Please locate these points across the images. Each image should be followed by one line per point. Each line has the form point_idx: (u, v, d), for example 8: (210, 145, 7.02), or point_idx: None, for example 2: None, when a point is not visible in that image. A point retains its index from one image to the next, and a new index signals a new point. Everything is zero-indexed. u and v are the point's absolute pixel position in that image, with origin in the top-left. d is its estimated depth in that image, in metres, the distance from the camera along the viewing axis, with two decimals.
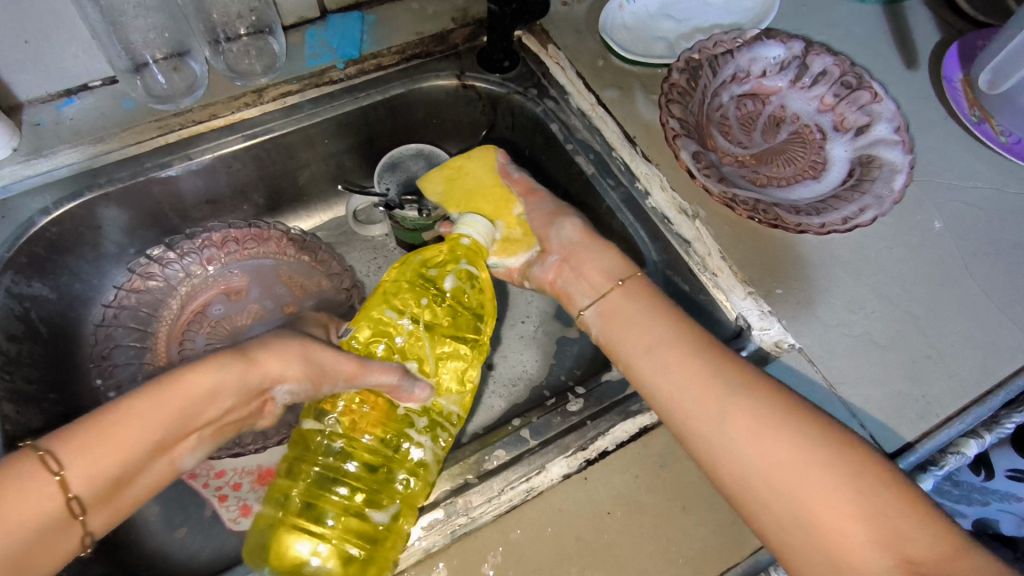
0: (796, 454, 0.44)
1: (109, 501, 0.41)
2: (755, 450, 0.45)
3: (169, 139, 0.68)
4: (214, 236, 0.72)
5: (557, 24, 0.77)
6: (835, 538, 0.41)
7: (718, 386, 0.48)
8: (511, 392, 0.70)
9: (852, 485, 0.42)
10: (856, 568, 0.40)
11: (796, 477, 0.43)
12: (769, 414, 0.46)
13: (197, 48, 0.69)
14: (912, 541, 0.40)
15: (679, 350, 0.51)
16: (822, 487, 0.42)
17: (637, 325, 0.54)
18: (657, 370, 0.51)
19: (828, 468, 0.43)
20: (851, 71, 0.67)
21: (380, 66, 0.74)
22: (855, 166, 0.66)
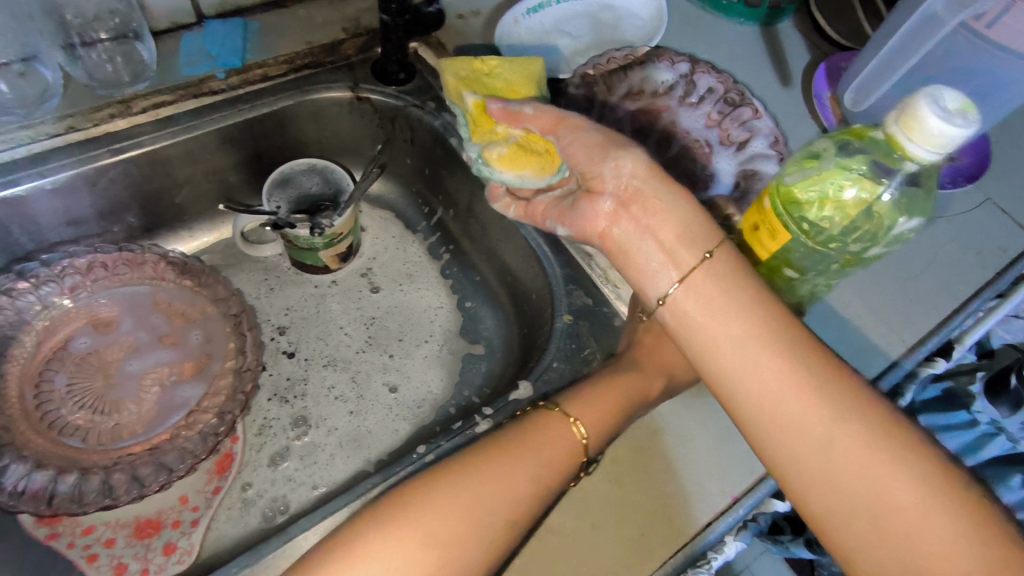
0: (918, 491, 0.38)
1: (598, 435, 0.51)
2: (856, 477, 0.39)
3: (17, 154, 0.60)
4: (77, 262, 0.64)
5: (453, 37, 0.76)
6: None
7: (829, 411, 0.40)
8: (416, 414, 0.70)
9: (980, 550, 0.36)
10: None
11: (921, 520, 0.37)
12: (886, 449, 0.39)
13: (46, 52, 0.62)
14: None
15: (775, 360, 0.42)
16: (954, 547, 0.37)
17: (722, 320, 0.44)
18: (745, 370, 0.42)
19: (938, 519, 0.37)
20: (734, 88, 0.72)
21: (267, 76, 0.70)
22: (740, 179, 0.69)
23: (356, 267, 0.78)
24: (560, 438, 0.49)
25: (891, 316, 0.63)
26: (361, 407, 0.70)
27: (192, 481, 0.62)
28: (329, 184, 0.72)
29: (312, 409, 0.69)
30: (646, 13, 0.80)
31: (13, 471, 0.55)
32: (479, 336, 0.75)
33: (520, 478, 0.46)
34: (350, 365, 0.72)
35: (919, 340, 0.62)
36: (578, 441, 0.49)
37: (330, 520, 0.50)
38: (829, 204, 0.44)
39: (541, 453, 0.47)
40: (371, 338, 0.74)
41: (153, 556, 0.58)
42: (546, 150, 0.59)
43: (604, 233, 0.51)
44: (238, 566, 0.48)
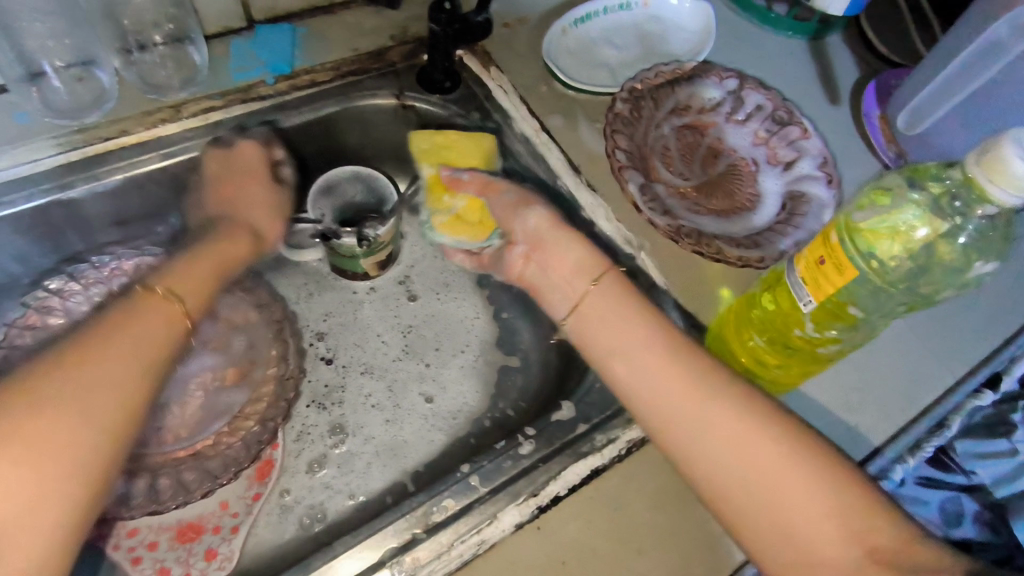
0: (796, 465, 0.46)
1: (165, 307, 0.56)
2: (743, 464, 0.47)
3: (72, 156, 0.60)
4: (124, 264, 0.66)
5: (501, 46, 0.76)
6: (807, 529, 0.45)
7: (705, 396, 0.49)
8: (451, 425, 0.70)
9: (826, 495, 0.45)
10: (823, 550, 0.44)
11: (796, 489, 0.45)
12: (750, 416, 0.48)
13: (105, 58, 0.64)
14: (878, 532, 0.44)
15: (670, 376, 0.50)
16: (823, 506, 0.45)
17: (626, 348, 0.52)
18: (635, 371, 0.51)
19: (797, 468, 0.46)
20: (782, 106, 0.71)
21: (314, 82, 0.69)
22: (786, 200, 0.68)
23: (394, 275, 0.78)
24: (156, 310, 0.55)
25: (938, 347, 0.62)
26: (397, 416, 0.70)
27: (233, 487, 0.63)
28: (373, 193, 0.72)
29: (349, 417, 0.69)
30: (695, 26, 0.79)
31: None
32: (515, 348, 0.75)
33: (113, 363, 0.50)
34: (385, 373, 0.72)
35: (964, 373, 0.62)
36: (178, 313, 0.56)
37: (377, 537, 0.50)
38: (902, 238, 0.43)
39: (133, 331, 0.53)
40: (407, 347, 0.74)
41: (194, 561, 0.59)
42: (481, 221, 0.68)
43: (521, 276, 0.61)
44: None
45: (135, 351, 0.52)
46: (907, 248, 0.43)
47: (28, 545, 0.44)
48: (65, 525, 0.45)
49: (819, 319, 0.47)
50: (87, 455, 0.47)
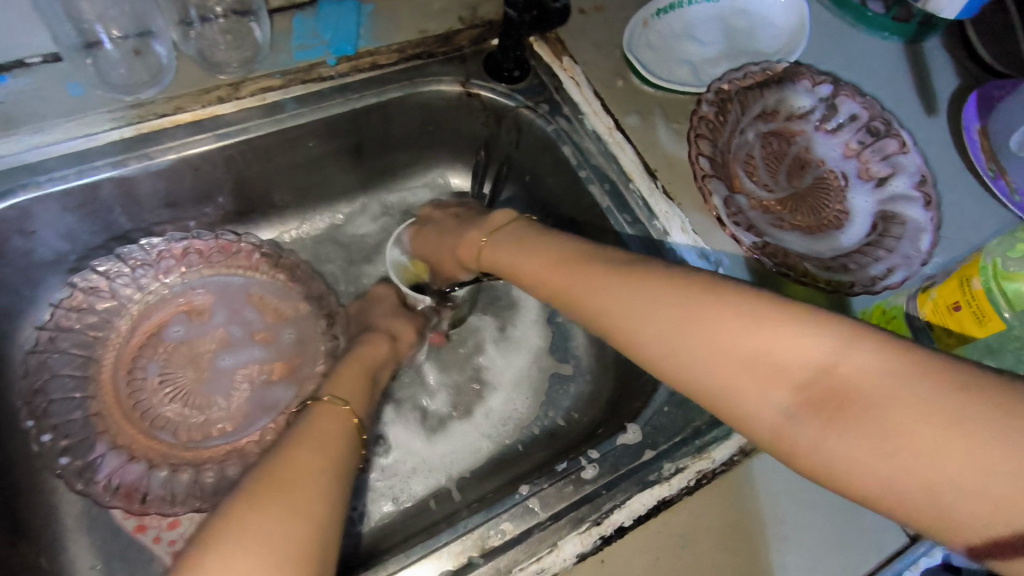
0: (703, 317, 0.41)
1: (343, 416, 0.50)
2: (645, 335, 0.43)
3: (125, 133, 0.57)
4: (174, 247, 0.64)
5: (575, 35, 0.70)
6: (729, 389, 0.39)
7: (591, 279, 0.47)
8: (499, 433, 0.67)
9: (731, 333, 0.39)
10: (752, 413, 0.38)
11: (699, 350, 0.40)
12: (647, 285, 0.44)
13: (163, 28, 0.60)
14: (793, 365, 0.38)
15: (572, 281, 0.49)
16: (738, 363, 0.39)
17: (538, 256, 0.52)
18: (534, 261, 0.53)
19: (703, 315, 0.41)
20: (880, 116, 0.65)
21: (376, 65, 0.65)
22: (877, 220, 0.63)
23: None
24: (331, 416, 0.50)
25: None
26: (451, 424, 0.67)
27: None
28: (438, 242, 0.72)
29: (397, 414, 0.67)
30: (785, 22, 0.73)
31: (108, 462, 0.54)
32: (568, 355, 0.71)
33: (307, 454, 0.44)
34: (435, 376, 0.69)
35: None
36: (346, 412, 0.51)
37: (429, 560, 0.47)
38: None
39: (322, 435, 0.47)
40: (459, 354, 0.71)
41: None
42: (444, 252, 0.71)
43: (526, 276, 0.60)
44: None
45: (329, 453, 0.45)
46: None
47: None
48: None
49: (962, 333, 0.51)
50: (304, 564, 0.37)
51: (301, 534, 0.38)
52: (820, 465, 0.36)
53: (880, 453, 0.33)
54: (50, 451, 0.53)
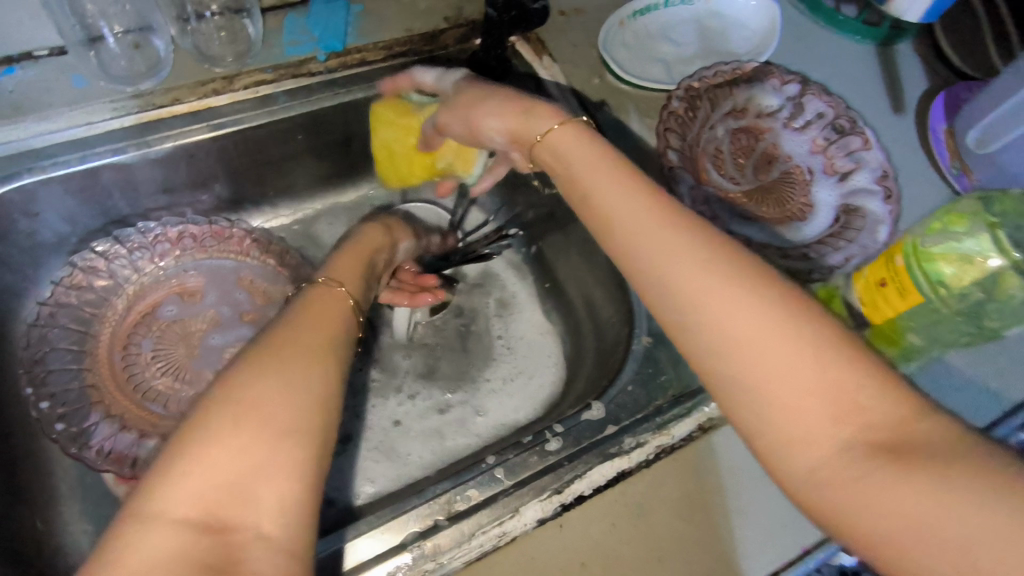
0: (793, 342, 0.37)
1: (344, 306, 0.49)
2: (729, 332, 0.38)
3: (124, 122, 0.61)
4: (169, 231, 0.67)
5: (554, 35, 0.74)
6: (780, 408, 0.36)
7: (680, 247, 0.41)
8: (475, 426, 0.69)
9: (811, 357, 0.36)
10: (804, 438, 0.35)
11: (786, 367, 0.36)
12: (739, 279, 0.39)
13: (162, 25, 0.64)
14: (871, 411, 0.35)
15: (666, 237, 0.42)
16: (808, 387, 0.36)
17: (620, 197, 0.45)
18: (612, 201, 0.45)
19: (790, 335, 0.37)
20: (845, 114, 0.67)
21: (364, 61, 0.69)
22: (840, 213, 0.65)
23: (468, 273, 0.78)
24: (331, 301, 0.49)
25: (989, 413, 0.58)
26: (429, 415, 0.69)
27: None
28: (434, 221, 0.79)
29: (387, 398, 0.69)
30: (758, 24, 0.76)
31: (100, 430, 0.57)
32: (547, 340, 0.74)
33: (307, 332, 0.44)
34: (432, 361, 0.72)
35: None
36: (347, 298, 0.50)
37: (398, 522, 0.49)
38: (967, 263, 0.40)
39: (323, 314, 0.47)
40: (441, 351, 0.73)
41: None
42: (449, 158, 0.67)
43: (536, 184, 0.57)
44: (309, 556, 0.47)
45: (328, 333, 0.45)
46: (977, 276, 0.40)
47: (265, 523, 0.35)
48: (300, 507, 0.36)
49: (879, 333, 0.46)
50: (310, 428, 0.38)
51: (308, 381, 0.40)
52: (851, 516, 0.33)
53: (913, 521, 0.31)
54: (47, 418, 0.55)
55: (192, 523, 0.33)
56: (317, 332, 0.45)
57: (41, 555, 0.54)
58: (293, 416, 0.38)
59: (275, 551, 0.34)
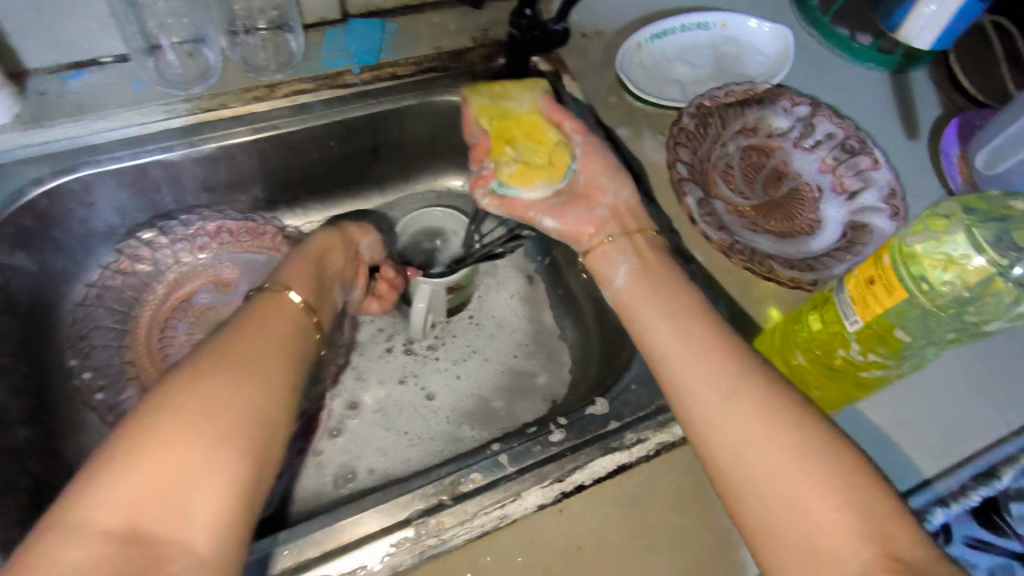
0: (832, 483, 0.39)
1: (294, 311, 0.51)
2: (777, 474, 0.41)
3: (174, 124, 0.67)
4: (208, 226, 0.73)
5: (575, 56, 0.78)
6: (818, 528, 0.39)
7: (733, 366, 0.46)
8: (457, 410, 0.72)
9: (847, 486, 0.39)
10: (836, 556, 0.38)
11: (820, 489, 0.39)
12: (786, 405, 0.43)
13: (213, 36, 0.70)
14: (896, 540, 0.37)
15: (717, 359, 0.46)
16: (843, 510, 0.39)
17: (679, 314, 0.50)
18: (672, 317, 0.51)
19: (828, 463, 0.40)
20: (854, 135, 0.70)
21: (394, 76, 0.74)
22: (847, 229, 0.67)
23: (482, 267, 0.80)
24: (280, 312, 0.50)
25: (973, 427, 0.59)
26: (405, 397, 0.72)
27: None
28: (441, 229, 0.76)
29: (394, 389, 0.72)
30: (771, 50, 0.79)
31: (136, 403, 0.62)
32: (558, 342, 0.77)
33: (267, 361, 0.45)
34: (416, 348, 0.76)
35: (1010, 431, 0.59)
36: (305, 317, 0.52)
37: (404, 498, 0.52)
38: (953, 267, 0.42)
39: (265, 333, 0.47)
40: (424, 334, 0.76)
41: None
42: (550, 163, 0.62)
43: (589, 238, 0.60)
44: (319, 525, 0.50)
45: (280, 356, 0.46)
46: (962, 277, 0.42)
47: (197, 540, 0.36)
48: (236, 516, 0.38)
49: (864, 341, 0.46)
50: (230, 453, 0.39)
51: (245, 403, 0.41)
52: None
53: None
54: (89, 387, 0.62)
55: (117, 536, 0.34)
56: (267, 353, 0.46)
57: None
58: (221, 437, 0.39)
59: (206, 567, 0.36)
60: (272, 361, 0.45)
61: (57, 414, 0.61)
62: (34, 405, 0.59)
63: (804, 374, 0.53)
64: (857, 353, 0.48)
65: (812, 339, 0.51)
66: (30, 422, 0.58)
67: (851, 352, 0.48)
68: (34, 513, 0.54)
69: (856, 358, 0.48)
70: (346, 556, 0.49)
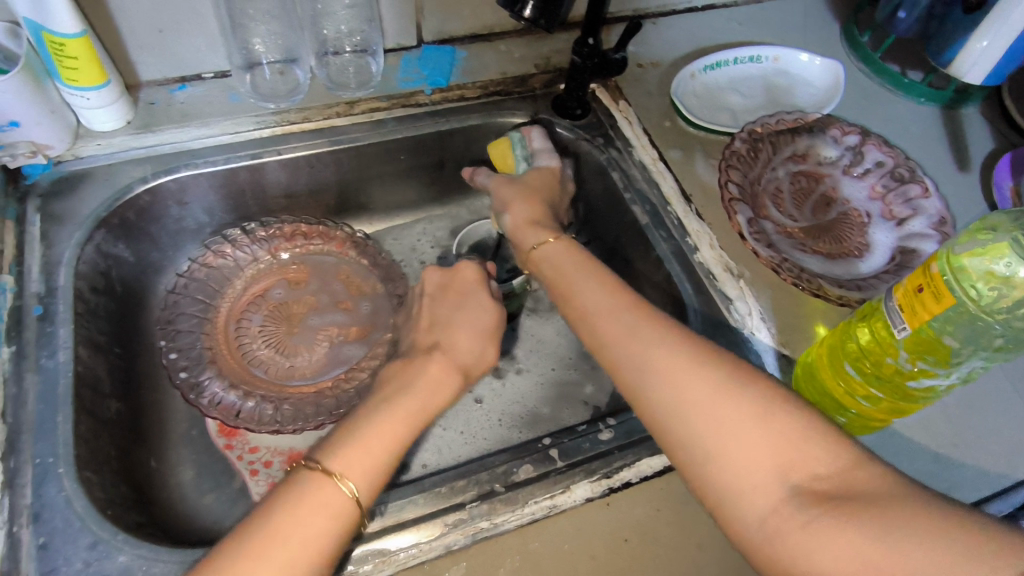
0: (753, 418, 0.45)
1: (343, 498, 0.47)
2: (702, 421, 0.46)
3: (264, 134, 0.74)
4: (285, 228, 0.78)
5: (631, 83, 0.83)
6: (741, 466, 0.44)
7: (643, 333, 0.52)
8: (508, 413, 0.74)
9: (760, 419, 0.45)
10: (761, 489, 0.43)
11: (735, 428, 0.45)
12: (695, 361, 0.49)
13: (304, 58, 0.77)
14: (816, 460, 0.43)
15: (626, 331, 0.53)
16: (760, 442, 0.44)
17: (592, 292, 0.57)
18: (588, 298, 0.57)
19: (741, 404, 0.46)
20: (904, 164, 0.72)
21: (462, 97, 0.80)
22: (896, 253, 0.69)
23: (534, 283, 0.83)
24: (324, 500, 0.46)
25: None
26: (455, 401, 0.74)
27: None
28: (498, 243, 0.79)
29: None
30: (822, 82, 0.82)
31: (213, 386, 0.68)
32: None
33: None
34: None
35: None
36: (347, 498, 0.47)
37: (460, 482, 0.55)
38: (996, 279, 0.46)
39: (297, 529, 0.44)
40: None
41: None
42: None
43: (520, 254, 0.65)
44: (381, 502, 0.53)
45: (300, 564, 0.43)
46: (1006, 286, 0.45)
47: None
48: None
49: (912, 349, 0.48)
50: None
51: None
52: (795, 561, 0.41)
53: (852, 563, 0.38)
54: (174, 367, 0.67)
55: None
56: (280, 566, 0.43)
57: (150, 486, 0.62)
58: None
59: None
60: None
61: (142, 391, 0.67)
62: (124, 380, 0.65)
63: (853, 386, 0.55)
64: (907, 364, 0.50)
65: (862, 351, 0.53)
66: (120, 395, 0.64)
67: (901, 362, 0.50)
68: (120, 476, 0.59)
69: (906, 369, 0.50)
70: (408, 532, 0.52)
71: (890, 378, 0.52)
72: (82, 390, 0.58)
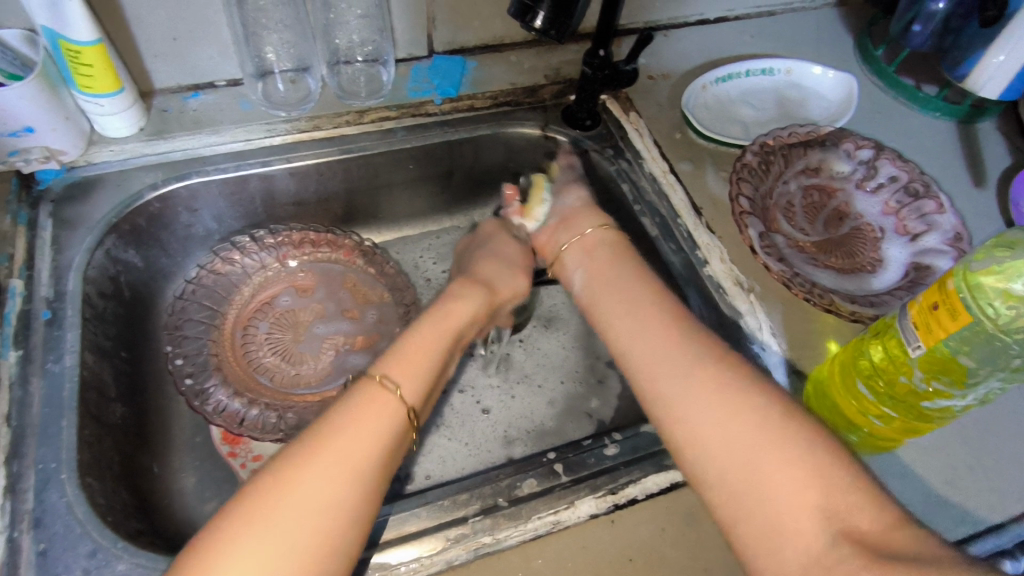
0: (790, 456, 0.44)
1: (394, 406, 0.50)
2: (736, 459, 0.46)
3: (274, 142, 0.74)
4: (293, 235, 0.78)
5: (642, 95, 0.82)
6: (775, 506, 0.43)
7: (683, 355, 0.53)
8: (514, 426, 0.74)
9: (796, 459, 0.44)
10: (796, 532, 0.42)
11: (771, 466, 0.44)
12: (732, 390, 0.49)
13: (316, 67, 0.77)
14: (853, 509, 0.41)
15: (666, 354, 0.53)
16: (795, 481, 0.43)
17: (632, 310, 0.58)
18: (628, 319, 0.58)
19: (777, 442, 0.45)
20: (919, 179, 0.71)
21: (472, 107, 0.80)
22: (910, 269, 0.67)
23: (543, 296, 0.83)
24: (380, 406, 0.50)
25: None
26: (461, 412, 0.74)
27: None
28: None
29: (451, 398, 0.75)
30: (834, 96, 0.82)
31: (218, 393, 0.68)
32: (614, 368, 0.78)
33: (331, 484, 0.45)
34: (470, 363, 0.77)
35: None
36: (399, 405, 0.51)
37: (463, 496, 0.54)
38: (1014, 298, 0.45)
39: (354, 437, 0.47)
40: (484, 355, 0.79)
41: None
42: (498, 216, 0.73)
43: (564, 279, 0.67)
44: (383, 514, 0.53)
45: (360, 464, 0.46)
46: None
47: None
48: None
49: (927, 368, 0.47)
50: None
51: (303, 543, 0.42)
52: None
53: None
54: (180, 372, 0.68)
55: None
56: (335, 474, 0.45)
57: (153, 492, 0.62)
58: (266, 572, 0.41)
59: None
60: (346, 482, 0.45)
61: (147, 396, 0.67)
62: (129, 386, 0.65)
63: (865, 404, 0.54)
64: (921, 383, 0.49)
65: (874, 368, 0.52)
66: (125, 400, 0.64)
67: (914, 381, 0.49)
68: (123, 482, 0.59)
69: (920, 388, 0.49)
70: (409, 547, 0.51)
71: (903, 397, 0.51)
72: (87, 395, 0.58)
